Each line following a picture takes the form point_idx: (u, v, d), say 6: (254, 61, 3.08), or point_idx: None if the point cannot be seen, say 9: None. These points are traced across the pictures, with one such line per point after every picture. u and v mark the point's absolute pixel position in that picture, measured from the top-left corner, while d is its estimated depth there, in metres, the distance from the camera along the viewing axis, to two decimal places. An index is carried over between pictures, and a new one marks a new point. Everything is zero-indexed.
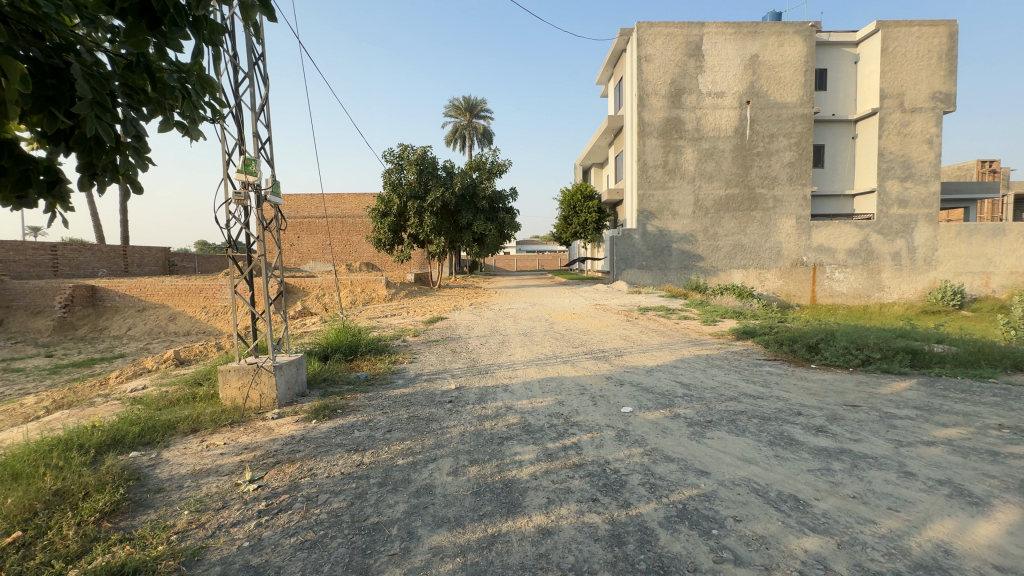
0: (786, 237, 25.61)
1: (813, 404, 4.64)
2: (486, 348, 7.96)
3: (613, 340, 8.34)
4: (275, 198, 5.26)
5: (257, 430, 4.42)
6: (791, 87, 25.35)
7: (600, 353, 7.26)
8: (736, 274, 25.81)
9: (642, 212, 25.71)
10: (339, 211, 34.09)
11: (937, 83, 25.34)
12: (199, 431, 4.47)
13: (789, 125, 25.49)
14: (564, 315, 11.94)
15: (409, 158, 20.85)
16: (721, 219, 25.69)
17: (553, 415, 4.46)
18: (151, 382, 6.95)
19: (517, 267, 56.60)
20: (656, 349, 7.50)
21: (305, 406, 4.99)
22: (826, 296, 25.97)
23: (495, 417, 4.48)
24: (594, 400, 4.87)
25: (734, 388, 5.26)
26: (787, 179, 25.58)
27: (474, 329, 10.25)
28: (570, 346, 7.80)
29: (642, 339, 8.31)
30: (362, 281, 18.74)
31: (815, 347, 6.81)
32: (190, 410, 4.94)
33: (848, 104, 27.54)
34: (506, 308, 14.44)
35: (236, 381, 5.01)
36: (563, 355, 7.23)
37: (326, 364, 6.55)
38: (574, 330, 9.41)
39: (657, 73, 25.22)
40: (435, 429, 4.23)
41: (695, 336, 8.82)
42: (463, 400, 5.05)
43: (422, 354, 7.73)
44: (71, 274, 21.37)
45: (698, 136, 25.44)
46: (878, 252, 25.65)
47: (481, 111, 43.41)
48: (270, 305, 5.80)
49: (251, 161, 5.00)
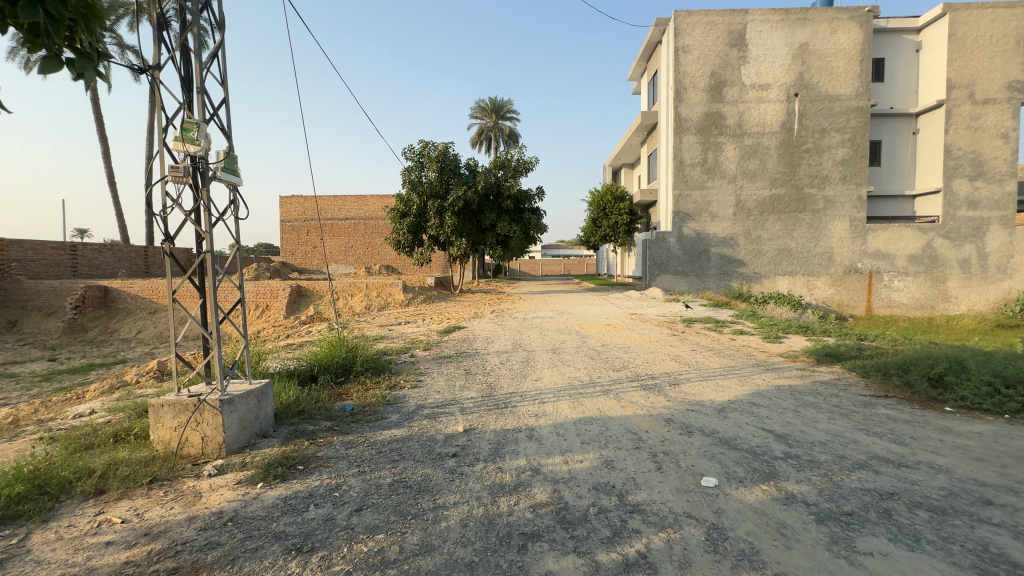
0: (838, 241, 23.38)
1: (1000, 485, 3.05)
2: (506, 370, 6.54)
3: (661, 362, 6.80)
4: (232, 178, 4.05)
5: (177, 500, 3.11)
6: (845, 78, 23.21)
7: (649, 381, 5.76)
8: (782, 282, 23.67)
9: (678, 214, 23.92)
10: (361, 214, 33.38)
11: (1014, 71, 22.72)
12: (105, 495, 3.21)
13: (842, 119, 23.30)
14: (597, 327, 10.43)
15: (429, 155, 19.68)
16: (765, 221, 23.63)
17: (601, 490, 3.02)
18: (101, 406, 5.73)
19: (541, 271, 55.18)
20: (721, 377, 5.95)
21: (258, 458, 3.68)
22: (883, 307, 23.61)
23: (515, 489, 3.07)
24: (658, 464, 3.39)
25: (857, 447, 3.69)
26: (840, 178, 23.36)
27: (493, 342, 8.86)
28: (611, 370, 6.33)
29: (699, 363, 6.74)
30: (377, 285, 17.63)
31: (938, 380, 5.18)
32: (105, 458, 3.68)
33: (909, 96, 25.13)
34: (531, 317, 13.03)
35: (171, 420, 3.77)
36: (601, 382, 5.76)
37: (305, 391, 5.22)
38: (611, 347, 7.89)
39: (696, 64, 23.50)
40: (424, 511, 2.83)
41: (762, 358, 7.20)
42: (472, 454, 3.65)
43: (429, 376, 6.33)
44: (90, 274, 21.01)
45: (740, 132, 23.53)
46: (943, 259, 23.12)
47: (508, 113, 42.29)
48: (228, 318, 4.47)
49: (191, 124, 3.72)
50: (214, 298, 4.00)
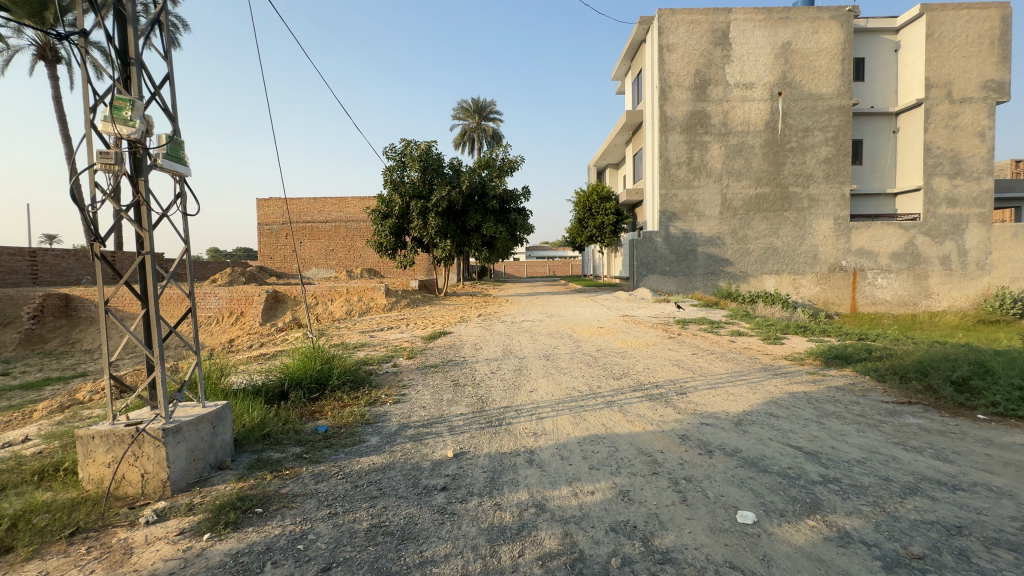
0: (822, 240, 23.43)
1: None
2: (498, 380, 6.02)
3: (663, 368, 6.37)
4: (177, 166, 3.46)
5: (102, 559, 2.52)
6: (827, 77, 23.30)
7: (653, 390, 5.30)
8: (769, 281, 23.61)
9: (665, 213, 23.68)
10: (342, 216, 32.51)
11: (989, 71, 23.08)
12: (12, 553, 2.61)
13: (825, 118, 23.39)
14: (590, 330, 10.01)
15: (411, 154, 19.05)
16: (751, 220, 23.56)
17: (621, 533, 2.51)
18: (39, 431, 5.04)
19: (526, 273, 54.85)
20: (730, 384, 5.54)
21: (210, 497, 3.10)
22: (867, 305, 23.72)
23: (518, 534, 2.55)
24: (682, 495, 2.91)
25: (901, 467, 3.27)
26: (823, 177, 23.44)
27: (482, 349, 8.34)
28: (612, 379, 5.85)
29: (703, 369, 6.31)
30: (359, 289, 16.93)
31: (963, 384, 4.83)
32: (23, 501, 3.08)
33: (888, 95, 25.39)
34: (520, 320, 12.53)
35: (104, 455, 3.18)
36: (602, 393, 5.28)
37: (273, 411, 4.63)
38: (608, 353, 7.43)
39: (680, 63, 23.35)
40: (406, 570, 2.29)
41: (767, 361, 6.83)
42: (465, 487, 3.12)
43: (413, 389, 5.78)
44: (51, 282, 19.82)
45: (725, 131, 23.44)
46: (925, 256, 23.34)
47: (491, 113, 41.81)
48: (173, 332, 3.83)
49: (123, 102, 3.13)
50: (155, 310, 3.38)
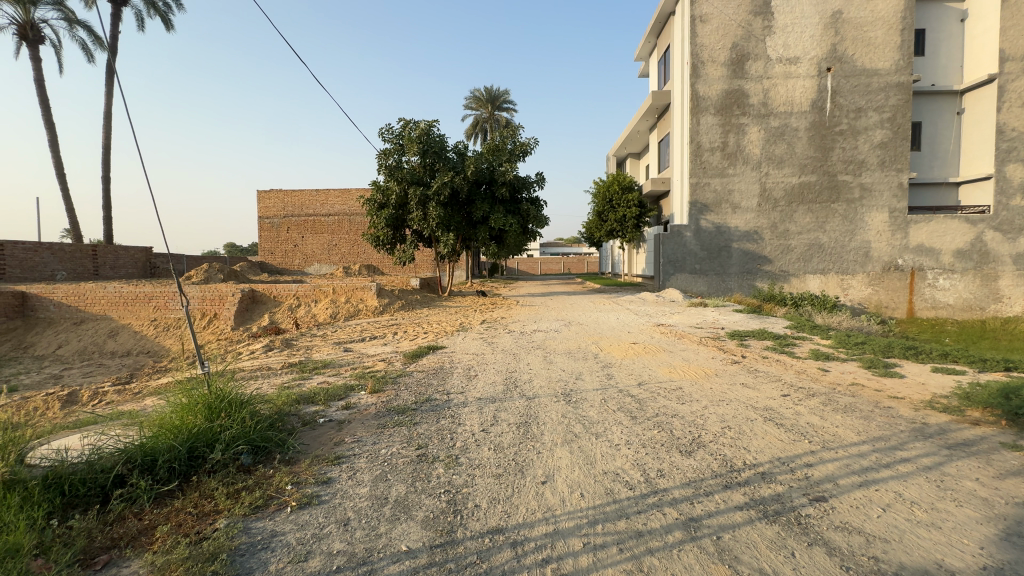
0: (876, 235, 20.55)
1: None
2: (491, 451, 3.67)
3: (756, 430, 3.98)
4: None
5: None
6: (884, 50, 20.39)
7: (767, 493, 2.93)
8: (813, 281, 20.89)
9: (695, 205, 21.08)
10: (345, 209, 30.51)
11: None
12: None
13: (881, 96, 20.50)
14: (621, 349, 7.62)
15: (410, 135, 16.79)
16: (794, 212, 20.79)
17: None
18: None
19: (540, 270, 52.59)
20: (896, 478, 3.12)
21: None
22: (926, 309, 20.77)
23: None
24: None
25: None
26: (878, 164, 20.55)
27: (477, 378, 6.06)
28: (679, 455, 3.49)
29: (822, 434, 3.87)
30: (347, 288, 14.73)
31: None
32: None
33: (953, 72, 22.41)
34: (531, 330, 10.25)
35: None
36: (675, 496, 2.92)
37: (32, 557, 2.33)
38: (655, 394, 5.04)
39: (715, 36, 20.66)
40: None
41: (912, 418, 4.34)
42: None
43: (346, 468, 3.45)
44: (24, 277, 18.13)
45: (765, 112, 20.69)
46: (995, 254, 20.22)
47: (504, 103, 39.46)
48: None
49: None
50: None
